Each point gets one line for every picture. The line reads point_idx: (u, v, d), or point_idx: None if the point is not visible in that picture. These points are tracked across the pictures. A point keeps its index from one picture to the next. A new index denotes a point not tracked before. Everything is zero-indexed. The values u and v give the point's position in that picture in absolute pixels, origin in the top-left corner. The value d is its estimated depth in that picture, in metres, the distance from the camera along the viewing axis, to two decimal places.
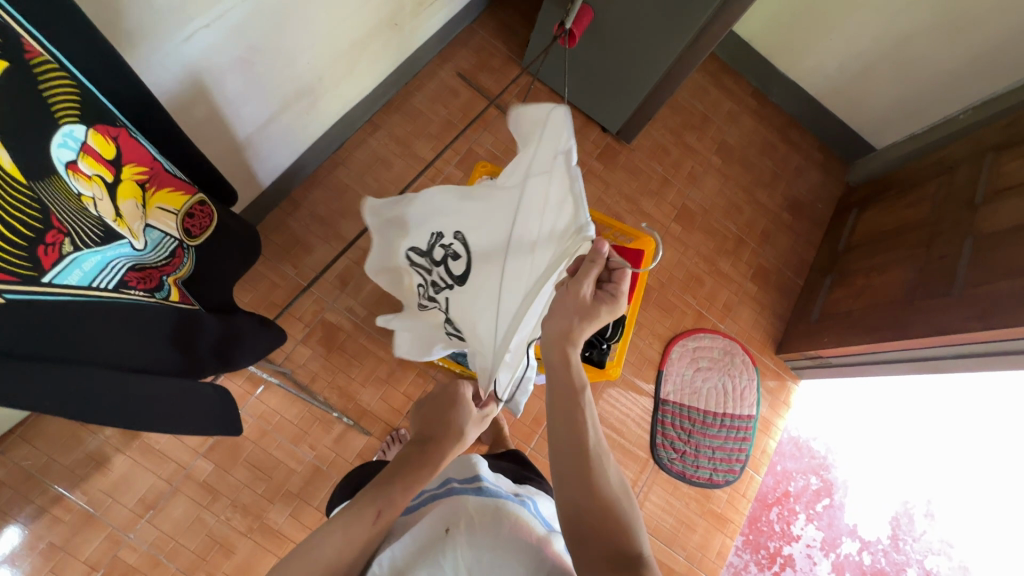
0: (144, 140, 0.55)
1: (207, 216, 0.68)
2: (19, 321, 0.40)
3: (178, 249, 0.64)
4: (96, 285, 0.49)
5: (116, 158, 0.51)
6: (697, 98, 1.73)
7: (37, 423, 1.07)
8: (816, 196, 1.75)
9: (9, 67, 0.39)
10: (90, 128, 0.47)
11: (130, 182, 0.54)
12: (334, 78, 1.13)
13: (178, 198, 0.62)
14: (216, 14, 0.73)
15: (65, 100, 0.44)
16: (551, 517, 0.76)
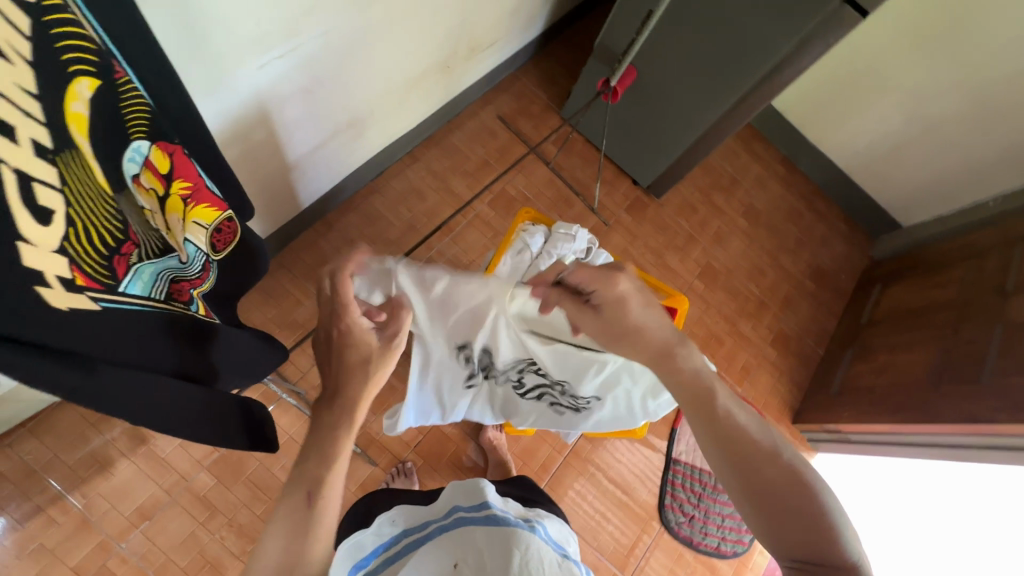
0: (192, 156, 0.53)
1: (232, 233, 0.62)
2: (107, 328, 0.40)
3: (202, 269, 0.58)
4: (153, 295, 0.48)
5: (169, 174, 0.49)
6: (727, 162, 1.77)
7: (49, 418, 1.07)
8: (839, 267, 1.76)
9: (102, 84, 0.39)
10: (154, 144, 0.46)
11: (176, 198, 0.50)
12: (383, 111, 1.18)
13: (212, 214, 0.56)
14: (291, 46, 0.77)
15: (140, 118, 0.44)
16: (562, 542, 0.73)
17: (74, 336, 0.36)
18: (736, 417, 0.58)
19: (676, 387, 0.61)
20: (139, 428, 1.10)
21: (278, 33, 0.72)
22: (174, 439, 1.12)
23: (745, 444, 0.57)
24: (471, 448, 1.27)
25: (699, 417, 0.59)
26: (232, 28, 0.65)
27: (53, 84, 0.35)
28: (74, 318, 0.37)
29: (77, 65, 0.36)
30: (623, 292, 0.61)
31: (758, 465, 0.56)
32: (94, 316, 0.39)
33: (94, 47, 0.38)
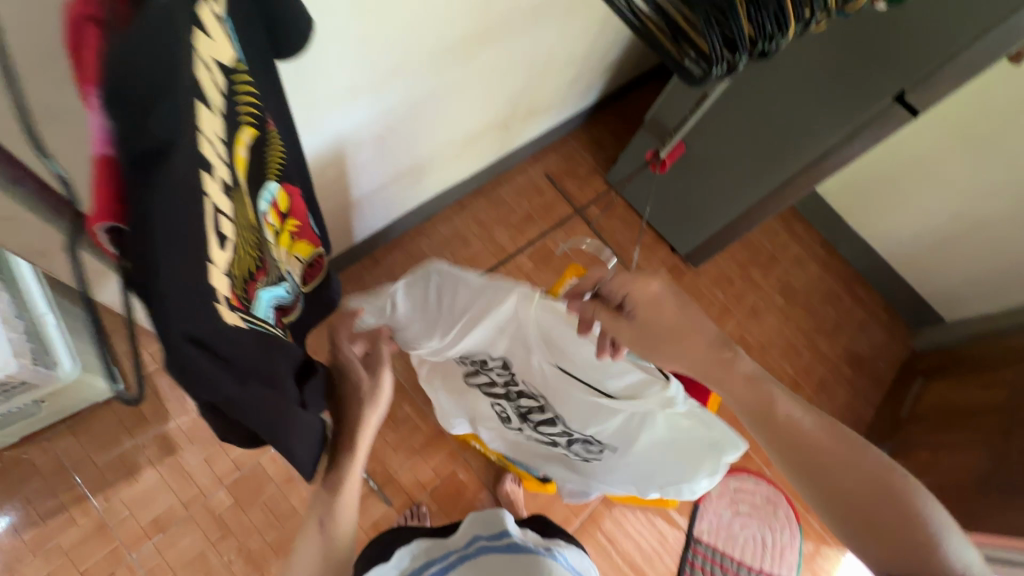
0: (300, 196, 0.59)
1: (317, 268, 0.69)
2: (249, 342, 0.40)
3: (295, 301, 0.62)
4: (268, 320, 0.50)
5: (284, 210, 0.54)
6: (766, 239, 1.78)
7: (87, 418, 1.10)
8: (878, 355, 1.72)
9: (255, 128, 0.43)
10: (278, 183, 0.51)
11: (285, 231, 0.56)
12: (442, 161, 1.25)
13: (307, 248, 0.63)
14: (375, 98, 0.85)
15: (274, 160, 0.49)
16: (583, 572, 0.76)
17: (231, 347, 0.37)
18: (794, 420, 0.66)
19: (735, 398, 0.68)
20: (169, 438, 1.13)
21: (366, 87, 0.81)
22: (199, 453, 1.13)
23: (831, 470, 0.63)
24: (487, 499, 1.24)
25: (784, 452, 0.66)
26: (328, 80, 0.73)
27: (231, 128, 0.38)
28: (230, 334, 0.37)
29: (244, 112, 0.40)
30: (657, 293, 0.69)
31: (842, 489, 0.62)
32: (241, 332, 0.39)
33: (255, 97, 0.42)
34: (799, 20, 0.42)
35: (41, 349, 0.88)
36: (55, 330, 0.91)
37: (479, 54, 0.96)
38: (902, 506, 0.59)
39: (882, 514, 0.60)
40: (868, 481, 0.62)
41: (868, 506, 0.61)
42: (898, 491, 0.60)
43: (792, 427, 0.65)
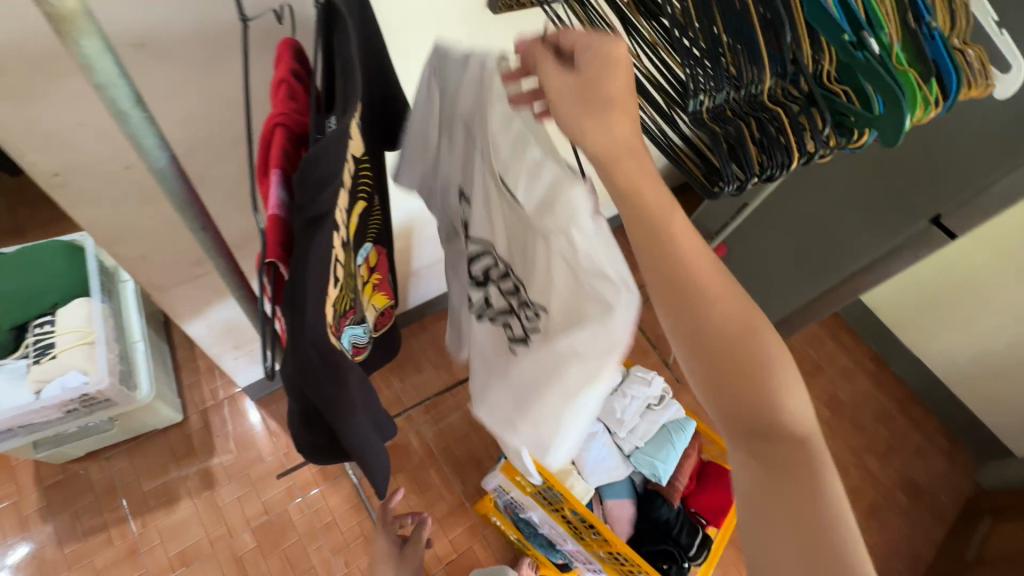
0: (386, 253, 0.68)
1: (387, 318, 0.78)
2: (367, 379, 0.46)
3: (367, 342, 0.68)
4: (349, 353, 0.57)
5: (374, 264, 0.63)
6: (811, 346, 1.76)
7: (144, 443, 1.19)
8: (938, 486, 1.58)
9: (367, 197, 0.52)
10: (373, 242, 0.61)
11: (371, 282, 0.65)
12: None
13: (383, 299, 0.72)
14: None
15: (373, 222, 0.58)
16: None
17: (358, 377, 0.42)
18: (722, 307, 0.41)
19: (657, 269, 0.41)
20: (210, 473, 1.19)
21: None
22: (234, 491, 1.18)
23: (736, 340, 0.41)
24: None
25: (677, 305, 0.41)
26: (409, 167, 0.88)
27: (353, 196, 0.47)
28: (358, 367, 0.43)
29: (363, 184, 0.49)
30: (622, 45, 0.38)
31: (737, 363, 0.40)
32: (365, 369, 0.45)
33: (371, 172, 0.51)
34: (805, 159, 0.51)
35: (128, 373, 1.00)
36: (142, 356, 1.05)
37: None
38: (794, 412, 0.41)
39: (772, 418, 0.41)
40: (771, 370, 0.41)
41: (758, 401, 0.41)
42: (793, 389, 0.41)
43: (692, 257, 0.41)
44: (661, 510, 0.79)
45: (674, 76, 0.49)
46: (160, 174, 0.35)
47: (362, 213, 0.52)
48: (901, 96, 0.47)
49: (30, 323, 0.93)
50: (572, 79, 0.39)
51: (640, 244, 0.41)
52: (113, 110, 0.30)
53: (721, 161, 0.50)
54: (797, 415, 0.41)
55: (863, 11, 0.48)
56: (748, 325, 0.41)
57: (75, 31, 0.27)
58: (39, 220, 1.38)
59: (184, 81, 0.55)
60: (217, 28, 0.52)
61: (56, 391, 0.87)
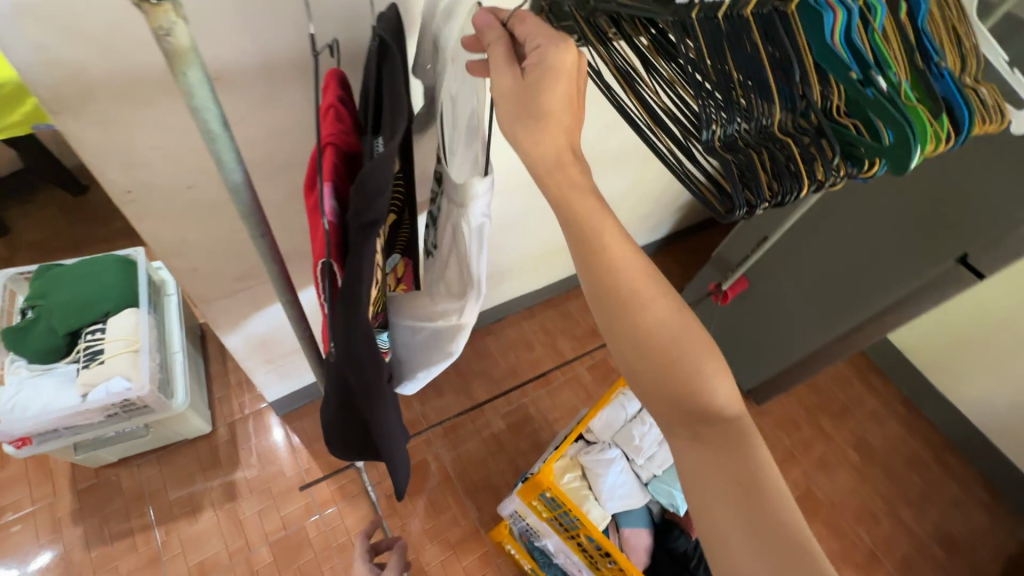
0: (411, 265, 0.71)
1: None
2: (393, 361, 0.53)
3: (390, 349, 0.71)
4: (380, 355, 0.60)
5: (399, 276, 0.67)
6: (838, 386, 1.71)
7: (173, 452, 1.23)
8: (977, 541, 1.50)
9: (397, 209, 0.56)
10: (400, 253, 0.64)
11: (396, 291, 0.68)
12: (520, 271, 1.41)
13: None
14: None
15: (402, 233, 0.62)
16: None
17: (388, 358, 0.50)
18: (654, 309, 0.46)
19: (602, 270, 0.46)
20: (234, 485, 1.21)
21: None
22: (256, 505, 1.20)
23: (653, 329, 0.46)
24: None
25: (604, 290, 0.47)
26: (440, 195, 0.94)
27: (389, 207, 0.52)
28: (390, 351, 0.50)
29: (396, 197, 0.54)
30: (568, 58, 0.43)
31: (661, 346, 0.46)
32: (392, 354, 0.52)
33: (403, 186, 0.55)
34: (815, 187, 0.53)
35: (166, 382, 1.05)
36: (180, 367, 1.10)
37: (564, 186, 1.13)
38: (720, 388, 0.46)
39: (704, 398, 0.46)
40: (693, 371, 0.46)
41: (683, 388, 0.46)
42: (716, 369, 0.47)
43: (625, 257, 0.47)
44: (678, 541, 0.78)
45: (689, 108, 0.52)
46: (232, 186, 0.39)
47: (392, 225, 0.56)
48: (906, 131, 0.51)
49: (82, 330, 0.99)
50: (521, 79, 0.44)
51: (582, 244, 0.46)
52: (203, 130, 0.34)
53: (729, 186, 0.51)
54: (727, 395, 0.46)
55: (870, 53, 0.53)
56: (666, 318, 0.47)
57: (185, 62, 0.31)
58: (95, 236, 1.48)
59: (250, 110, 0.61)
60: (282, 64, 0.58)
61: (101, 395, 0.93)
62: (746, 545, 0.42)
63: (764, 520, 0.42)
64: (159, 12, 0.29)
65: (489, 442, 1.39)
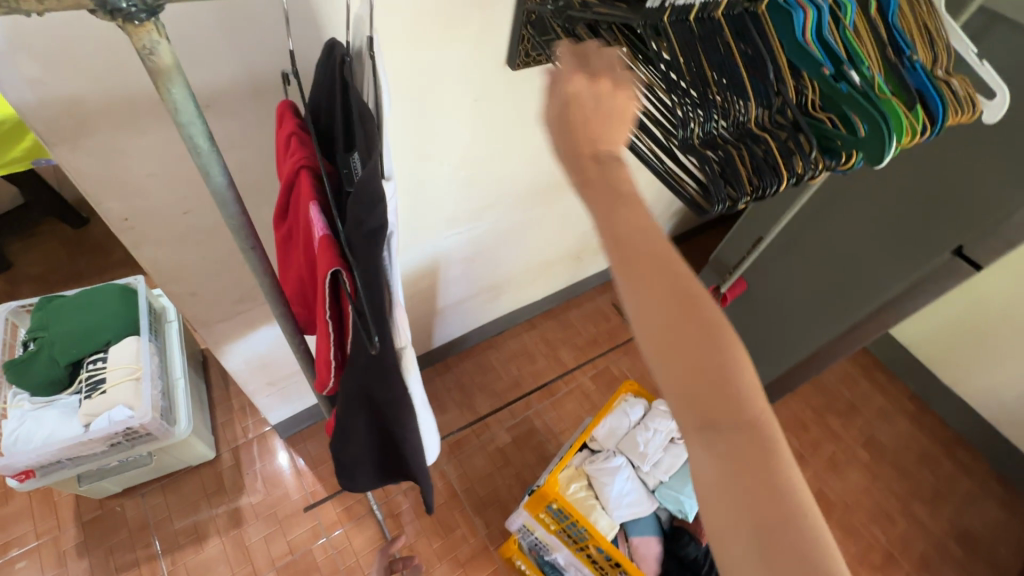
0: None
1: None
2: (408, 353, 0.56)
3: None
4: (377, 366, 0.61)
5: None
6: (844, 385, 1.70)
7: (177, 480, 1.22)
8: (995, 536, 1.47)
9: None
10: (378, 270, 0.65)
11: None
12: (518, 283, 1.41)
13: None
14: (468, 227, 1.05)
15: None
16: None
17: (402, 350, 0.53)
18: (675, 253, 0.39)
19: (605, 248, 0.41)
20: (239, 511, 1.20)
21: (461, 218, 1.01)
22: (261, 529, 1.19)
23: (676, 309, 0.37)
24: None
25: (622, 261, 0.39)
26: (433, 212, 0.95)
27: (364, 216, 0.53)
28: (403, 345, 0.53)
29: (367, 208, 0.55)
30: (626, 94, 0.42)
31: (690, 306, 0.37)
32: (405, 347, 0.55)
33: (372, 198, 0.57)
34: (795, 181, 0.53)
35: (168, 409, 1.05)
36: (182, 393, 1.10)
37: (559, 195, 1.15)
38: (749, 387, 0.37)
39: (730, 398, 0.37)
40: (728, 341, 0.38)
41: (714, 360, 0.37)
42: (745, 366, 0.38)
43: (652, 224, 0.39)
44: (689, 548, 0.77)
45: (664, 106, 0.52)
46: (222, 202, 0.40)
47: None
48: (881, 125, 0.52)
49: (84, 360, 1.00)
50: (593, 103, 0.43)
51: None
52: (192, 146, 0.35)
53: (709, 183, 0.50)
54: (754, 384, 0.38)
55: (842, 49, 0.56)
56: (687, 298, 0.37)
57: (170, 82, 0.32)
58: (97, 266, 1.49)
59: (245, 133, 0.62)
60: (273, 87, 0.60)
61: (103, 424, 0.93)
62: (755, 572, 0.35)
63: (778, 544, 0.35)
64: (144, 32, 0.30)
65: (494, 456, 1.38)
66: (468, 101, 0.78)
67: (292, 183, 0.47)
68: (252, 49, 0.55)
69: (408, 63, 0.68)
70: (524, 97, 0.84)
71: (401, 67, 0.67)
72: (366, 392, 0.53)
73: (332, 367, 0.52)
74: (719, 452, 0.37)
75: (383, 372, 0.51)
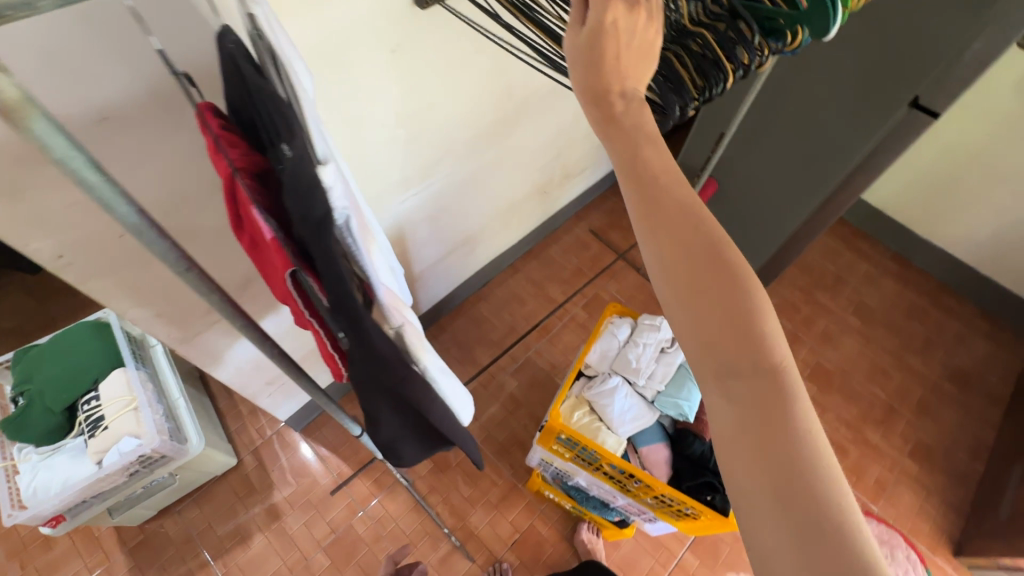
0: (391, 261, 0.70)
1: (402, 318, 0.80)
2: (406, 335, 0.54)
3: None
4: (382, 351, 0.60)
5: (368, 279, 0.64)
6: (828, 260, 1.73)
7: (208, 492, 1.26)
8: (985, 368, 1.55)
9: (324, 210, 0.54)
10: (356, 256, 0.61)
11: None
12: (490, 231, 1.40)
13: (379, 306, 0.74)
14: (423, 186, 1.02)
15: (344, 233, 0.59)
16: None
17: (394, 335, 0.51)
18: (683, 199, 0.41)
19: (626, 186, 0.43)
20: (275, 506, 1.25)
21: (414, 177, 0.98)
22: (300, 517, 1.24)
23: (697, 261, 0.40)
24: (568, 552, 1.23)
25: (640, 204, 0.42)
26: (385, 177, 0.92)
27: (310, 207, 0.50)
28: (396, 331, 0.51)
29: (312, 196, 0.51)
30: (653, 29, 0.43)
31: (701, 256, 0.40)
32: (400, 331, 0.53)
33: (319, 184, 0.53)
34: (741, 73, 0.52)
35: (177, 429, 1.07)
36: (185, 412, 1.11)
37: (507, 134, 1.11)
38: (773, 336, 0.38)
39: (752, 339, 0.38)
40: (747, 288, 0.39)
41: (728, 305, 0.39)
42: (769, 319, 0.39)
43: (653, 159, 0.42)
44: (694, 446, 0.80)
45: None
46: (135, 229, 0.38)
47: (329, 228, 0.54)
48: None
49: (78, 402, 0.99)
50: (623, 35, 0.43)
51: None
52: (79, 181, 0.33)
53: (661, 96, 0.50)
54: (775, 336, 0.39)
55: None
56: (713, 253, 0.40)
57: (27, 118, 0.29)
58: (67, 307, 1.46)
59: (158, 140, 0.59)
60: (170, 84, 0.55)
61: (115, 458, 0.94)
62: (778, 523, 0.35)
63: (795, 496, 0.35)
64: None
65: (505, 402, 1.42)
66: (385, 54, 0.73)
67: (231, 193, 0.44)
68: (135, 51, 0.51)
69: (315, 29, 0.63)
70: (448, 39, 0.80)
71: (303, 34, 0.62)
72: (371, 378, 0.52)
73: (339, 358, 0.56)
74: (737, 394, 0.38)
75: (377, 362, 0.49)
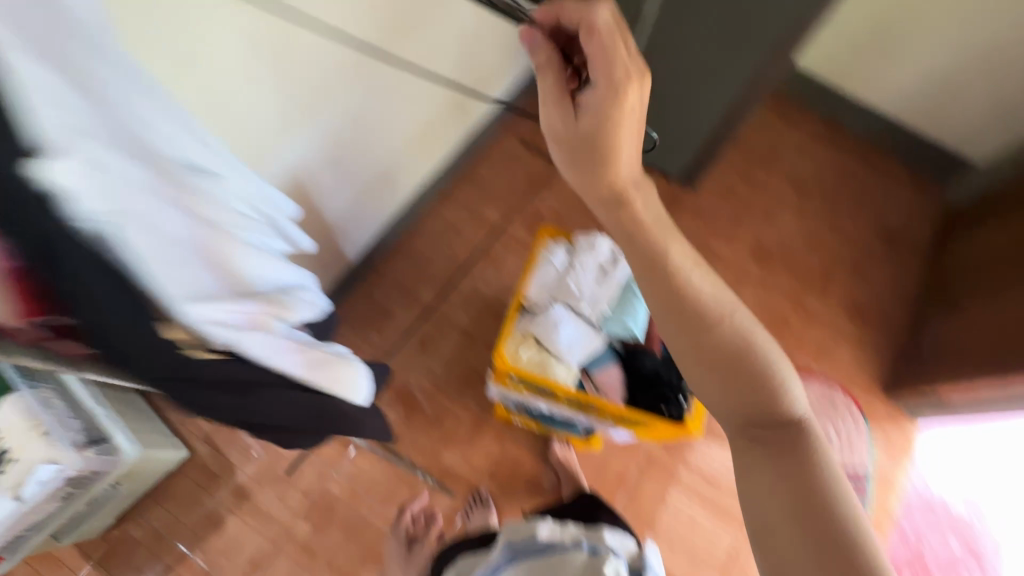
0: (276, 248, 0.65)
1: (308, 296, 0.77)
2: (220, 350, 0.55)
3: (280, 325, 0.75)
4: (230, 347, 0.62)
5: None
6: (762, 134, 1.69)
7: (165, 487, 1.20)
8: (911, 220, 1.62)
9: None
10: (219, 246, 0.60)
11: None
12: (407, 161, 1.26)
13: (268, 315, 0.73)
14: (308, 126, 0.86)
15: None
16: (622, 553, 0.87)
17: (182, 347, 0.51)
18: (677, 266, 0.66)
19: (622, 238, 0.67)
20: (241, 487, 1.21)
21: (294, 115, 0.82)
22: (271, 492, 1.21)
23: (670, 296, 0.64)
24: (543, 468, 1.28)
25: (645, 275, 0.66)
26: (257, 120, 0.76)
27: None
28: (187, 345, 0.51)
29: None
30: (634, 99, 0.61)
31: (691, 310, 0.63)
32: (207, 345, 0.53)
33: None
34: None
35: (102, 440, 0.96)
36: (106, 420, 1.00)
37: (401, 48, 0.93)
38: (751, 349, 0.62)
39: (736, 358, 0.62)
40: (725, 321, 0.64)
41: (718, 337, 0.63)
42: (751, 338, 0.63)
43: None
44: (645, 363, 0.77)
45: None
46: None
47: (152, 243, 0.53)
48: None
49: None
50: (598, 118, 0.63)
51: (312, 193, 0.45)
52: None
53: None
54: (754, 348, 0.62)
55: None
56: (700, 305, 0.64)
57: None
58: None
59: None
60: None
61: (35, 488, 0.84)
62: (771, 471, 0.59)
63: (778, 447, 0.60)
64: None
65: (459, 338, 1.38)
66: None
67: None
68: None
69: None
70: None
71: None
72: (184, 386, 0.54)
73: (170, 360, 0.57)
74: (736, 386, 0.61)
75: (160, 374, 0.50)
